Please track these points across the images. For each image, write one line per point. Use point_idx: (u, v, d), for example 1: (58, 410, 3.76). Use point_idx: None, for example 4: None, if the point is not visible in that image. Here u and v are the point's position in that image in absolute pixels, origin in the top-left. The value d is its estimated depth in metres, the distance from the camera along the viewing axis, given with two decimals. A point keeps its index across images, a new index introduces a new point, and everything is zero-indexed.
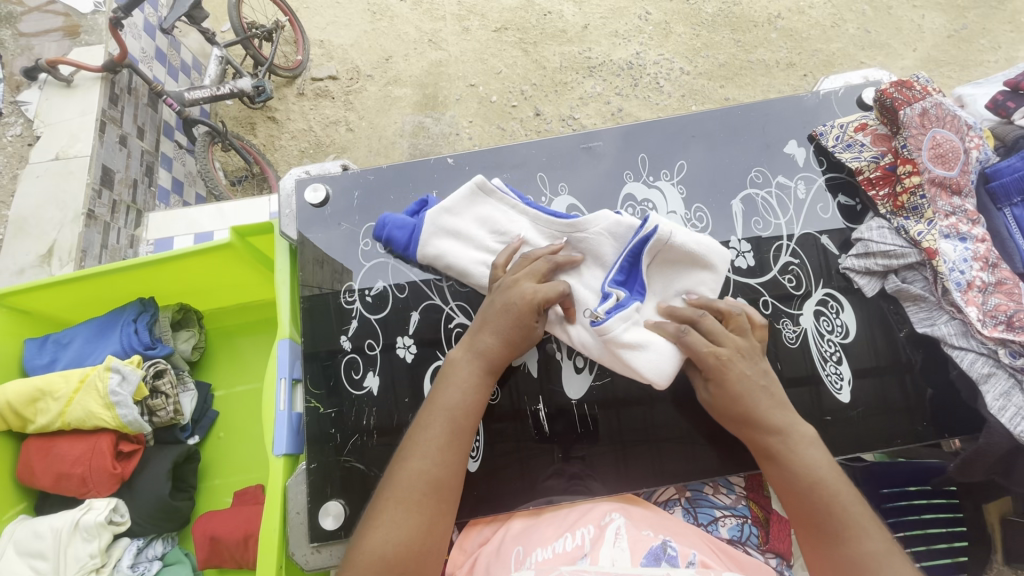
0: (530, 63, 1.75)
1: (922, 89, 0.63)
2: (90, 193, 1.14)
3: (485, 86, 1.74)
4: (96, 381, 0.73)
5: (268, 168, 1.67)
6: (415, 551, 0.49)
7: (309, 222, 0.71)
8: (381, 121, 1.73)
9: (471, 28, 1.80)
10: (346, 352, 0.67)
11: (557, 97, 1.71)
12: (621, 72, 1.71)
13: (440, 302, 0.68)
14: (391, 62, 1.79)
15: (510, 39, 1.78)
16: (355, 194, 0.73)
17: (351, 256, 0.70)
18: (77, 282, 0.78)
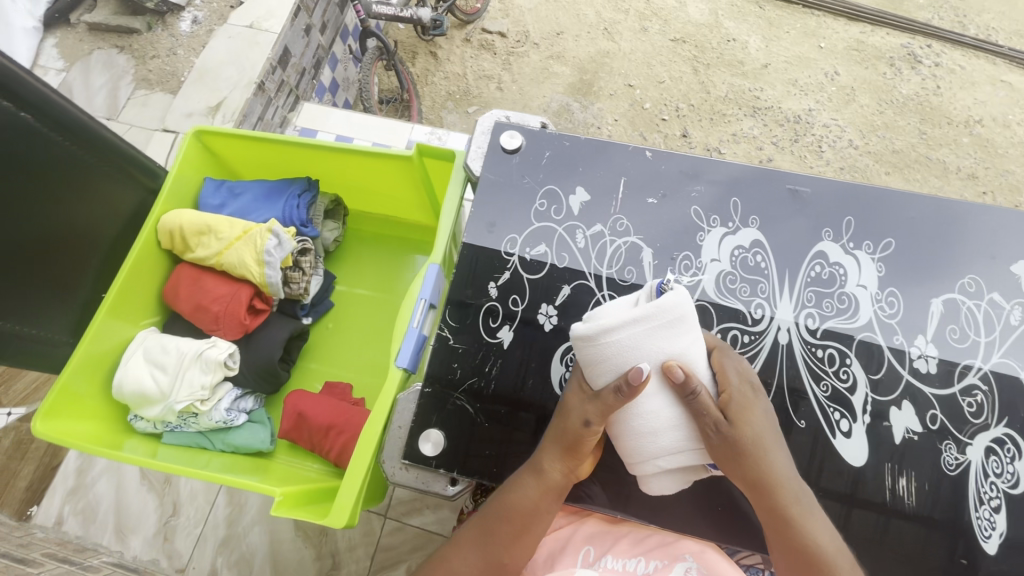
0: (697, 83, 2.12)
1: None
2: (267, 67, 1.22)
3: (640, 91, 2.12)
4: (256, 237, 0.77)
5: (412, 90, 1.82)
6: (521, 515, 0.55)
7: (496, 166, 0.72)
8: (531, 91, 2.13)
9: (648, 30, 2.22)
10: (489, 298, 0.67)
11: (711, 125, 2.05)
12: (786, 122, 2.03)
13: (594, 286, 0.67)
14: (561, 37, 2.21)
15: (681, 58, 2.16)
16: (546, 154, 0.72)
17: (523, 212, 0.70)
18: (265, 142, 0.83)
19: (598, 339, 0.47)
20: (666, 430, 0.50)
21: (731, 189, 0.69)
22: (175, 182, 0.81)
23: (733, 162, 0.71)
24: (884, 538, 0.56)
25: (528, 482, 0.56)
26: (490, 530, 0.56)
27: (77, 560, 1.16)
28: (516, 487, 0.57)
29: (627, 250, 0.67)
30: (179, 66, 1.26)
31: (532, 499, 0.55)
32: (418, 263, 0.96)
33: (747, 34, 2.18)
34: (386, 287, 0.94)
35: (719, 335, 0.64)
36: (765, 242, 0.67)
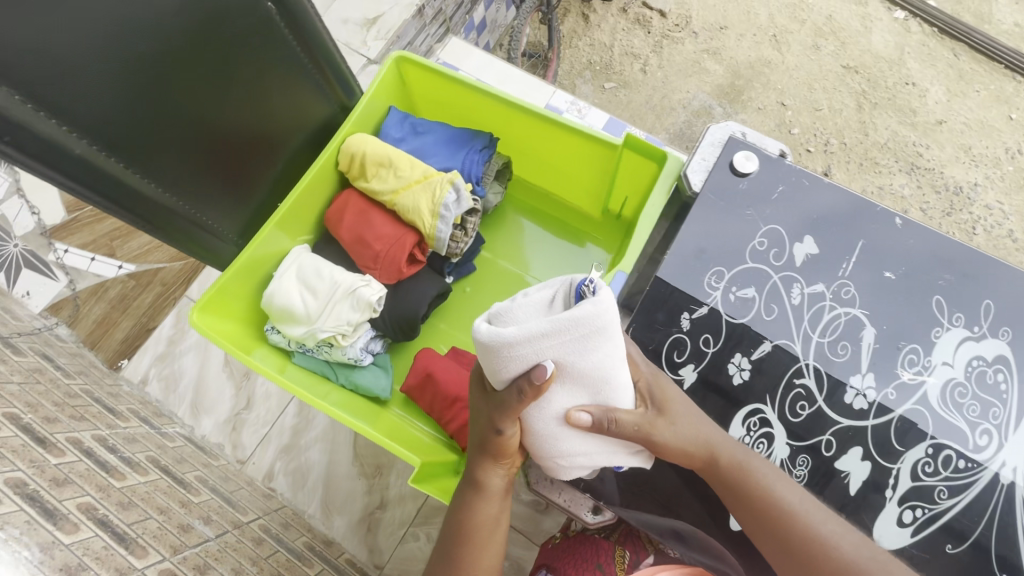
0: (858, 120, 1.92)
1: None
2: None
3: (792, 112, 1.94)
4: (436, 186, 0.73)
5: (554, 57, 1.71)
6: (471, 524, 0.63)
7: (719, 187, 0.65)
8: (675, 82, 1.99)
9: (820, 48, 2.00)
10: (679, 330, 0.61)
11: (859, 170, 1.87)
12: (944, 190, 1.83)
13: (799, 351, 0.60)
14: (723, 33, 2.03)
15: (849, 88, 1.95)
16: (777, 188, 0.64)
17: (737, 246, 0.63)
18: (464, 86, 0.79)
19: (503, 347, 0.47)
20: (562, 437, 0.55)
21: (987, 288, 0.60)
22: (367, 106, 0.79)
23: (992, 258, 0.61)
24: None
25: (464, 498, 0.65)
26: (450, 545, 0.64)
27: (155, 424, 1.21)
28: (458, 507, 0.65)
29: (846, 323, 0.60)
30: None
31: (479, 512, 0.63)
32: (568, 250, 0.91)
33: (930, 83, 1.95)
34: (529, 267, 0.90)
35: (931, 450, 0.56)
36: (1011, 361, 0.58)
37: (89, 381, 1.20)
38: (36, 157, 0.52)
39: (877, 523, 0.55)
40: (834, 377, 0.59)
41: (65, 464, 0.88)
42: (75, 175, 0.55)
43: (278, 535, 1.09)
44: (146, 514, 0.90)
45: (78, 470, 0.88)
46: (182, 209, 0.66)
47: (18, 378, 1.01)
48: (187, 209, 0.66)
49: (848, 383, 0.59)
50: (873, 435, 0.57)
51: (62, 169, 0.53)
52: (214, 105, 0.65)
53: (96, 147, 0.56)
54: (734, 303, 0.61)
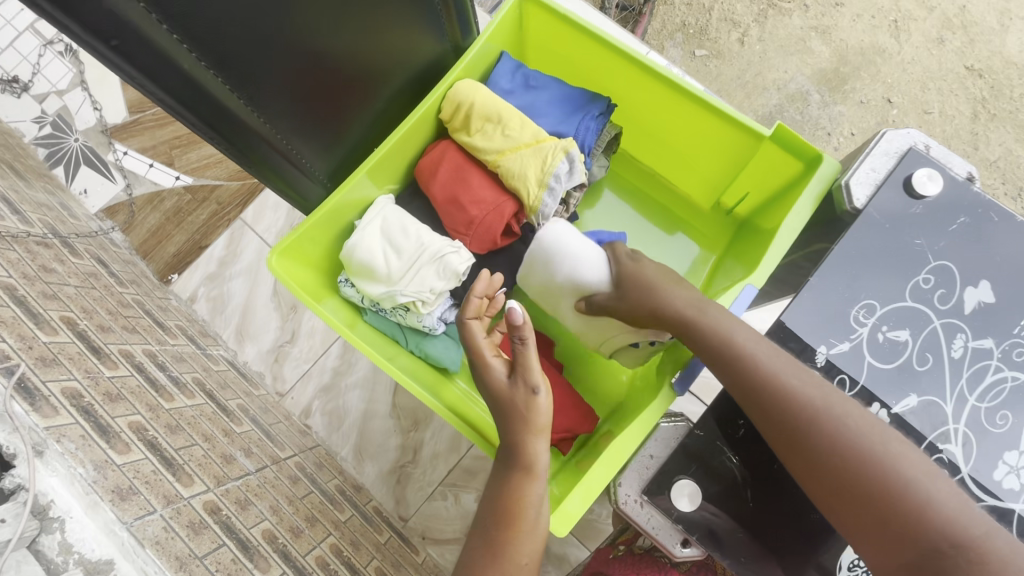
0: (970, 132, 1.73)
1: None
2: None
3: (896, 111, 1.75)
4: (548, 153, 0.66)
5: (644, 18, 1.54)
6: (512, 500, 0.54)
7: (888, 206, 0.56)
8: (773, 60, 1.79)
9: (944, 43, 1.77)
10: (813, 365, 0.55)
11: None
12: None
13: (949, 413, 0.53)
14: (838, 10, 1.80)
15: (967, 94, 1.74)
16: (960, 219, 0.55)
17: (899, 280, 0.55)
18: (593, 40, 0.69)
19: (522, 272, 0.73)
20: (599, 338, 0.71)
21: None
22: (480, 48, 0.70)
23: None
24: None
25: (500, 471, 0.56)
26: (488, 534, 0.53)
27: (201, 344, 1.19)
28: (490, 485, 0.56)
29: (1011, 392, 0.53)
30: None
31: (518, 487, 0.54)
32: (667, 240, 0.84)
33: None
34: None
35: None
36: None
37: (140, 291, 1.17)
38: (143, 69, 0.45)
39: None
40: (984, 449, 0.52)
41: (118, 377, 0.82)
42: (179, 95, 0.49)
43: (313, 475, 1.08)
44: (193, 441, 0.84)
45: (130, 386, 0.82)
46: (277, 142, 0.60)
47: (75, 281, 0.97)
48: (282, 143, 0.61)
49: (999, 460, 0.52)
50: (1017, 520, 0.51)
51: (169, 88, 0.47)
52: (328, 31, 0.57)
53: (204, 64, 0.49)
54: (880, 345, 0.54)
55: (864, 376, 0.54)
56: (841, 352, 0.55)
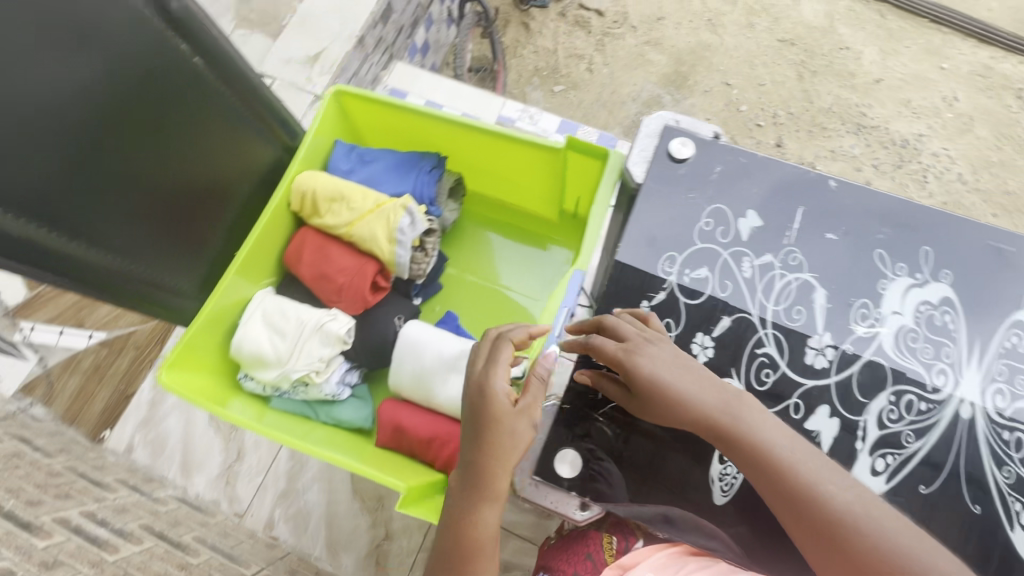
0: (803, 91, 2.01)
1: None
2: (369, 24, 1.37)
3: (737, 92, 2.00)
4: (389, 214, 0.75)
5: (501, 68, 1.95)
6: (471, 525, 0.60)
7: (658, 172, 0.68)
8: (622, 75, 2.03)
9: (755, 25, 2.07)
10: (642, 319, 0.66)
11: (810, 137, 1.96)
12: (894, 146, 1.94)
13: (756, 323, 0.65)
14: (660, 24, 2.09)
15: (790, 60, 2.03)
16: (716, 167, 0.68)
17: (687, 230, 0.67)
18: (403, 110, 0.81)
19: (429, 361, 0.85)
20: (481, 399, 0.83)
21: (924, 236, 0.67)
22: (313, 142, 0.80)
23: (932, 209, 0.69)
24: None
25: (467, 486, 0.60)
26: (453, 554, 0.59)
27: (146, 491, 1.17)
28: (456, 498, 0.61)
29: (798, 288, 0.65)
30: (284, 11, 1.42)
31: (479, 516, 0.60)
32: (532, 253, 0.93)
33: (862, 45, 2.05)
34: (496, 278, 0.93)
35: (893, 397, 0.64)
36: (955, 299, 0.65)
37: (70, 458, 1.15)
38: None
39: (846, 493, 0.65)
40: (791, 339, 0.65)
41: (53, 544, 0.81)
42: (28, 259, 0.62)
43: None
44: None
45: (68, 549, 0.81)
46: (134, 272, 0.74)
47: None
48: (139, 274, 0.75)
49: (805, 346, 0.64)
50: (836, 389, 0.64)
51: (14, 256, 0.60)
52: (148, 174, 0.73)
53: (43, 229, 0.63)
54: (688, 283, 0.66)
55: (684, 314, 0.65)
56: (659, 298, 0.66)
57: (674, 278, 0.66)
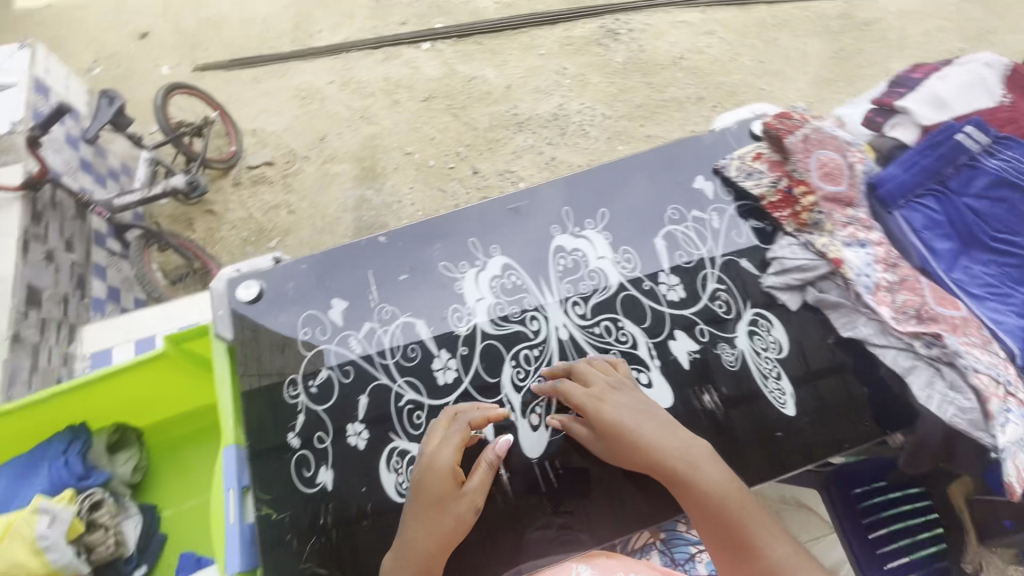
0: (463, 125, 2.61)
1: (798, 118, 1.31)
2: (16, 317, 1.53)
3: (419, 155, 2.54)
4: (22, 528, 1.21)
5: (209, 262, 2.12)
6: (429, 559, 1.00)
7: (253, 310, 1.23)
8: (324, 198, 2.45)
9: (399, 100, 2.69)
10: (297, 450, 1.13)
11: (493, 153, 2.54)
12: (548, 124, 2.59)
13: (388, 381, 1.18)
14: (326, 141, 2.59)
15: (441, 109, 2.65)
16: (289, 285, 1.25)
17: (296, 341, 1.21)
18: (48, 403, 1.34)
19: None
20: None
21: (467, 235, 1.30)
22: None
23: (471, 216, 1.31)
24: (698, 425, 1.15)
25: (424, 527, 1.01)
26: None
27: None
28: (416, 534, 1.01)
29: (401, 327, 1.22)
30: None
31: (428, 560, 1.00)
32: (206, 453, 1.56)
33: (480, 70, 2.76)
34: (195, 496, 1.53)
35: (516, 356, 1.21)
36: (509, 263, 1.27)
37: None
38: None
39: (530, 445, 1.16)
40: (413, 380, 1.19)
41: None
42: None
43: None
44: None
45: None
46: None
47: None
48: None
49: (437, 367, 1.20)
50: (472, 380, 1.19)
51: None
52: None
53: None
54: (328, 359, 1.20)
55: (337, 403, 1.17)
56: (316, 388, 1.18)
57: (309, 396, 1.17)
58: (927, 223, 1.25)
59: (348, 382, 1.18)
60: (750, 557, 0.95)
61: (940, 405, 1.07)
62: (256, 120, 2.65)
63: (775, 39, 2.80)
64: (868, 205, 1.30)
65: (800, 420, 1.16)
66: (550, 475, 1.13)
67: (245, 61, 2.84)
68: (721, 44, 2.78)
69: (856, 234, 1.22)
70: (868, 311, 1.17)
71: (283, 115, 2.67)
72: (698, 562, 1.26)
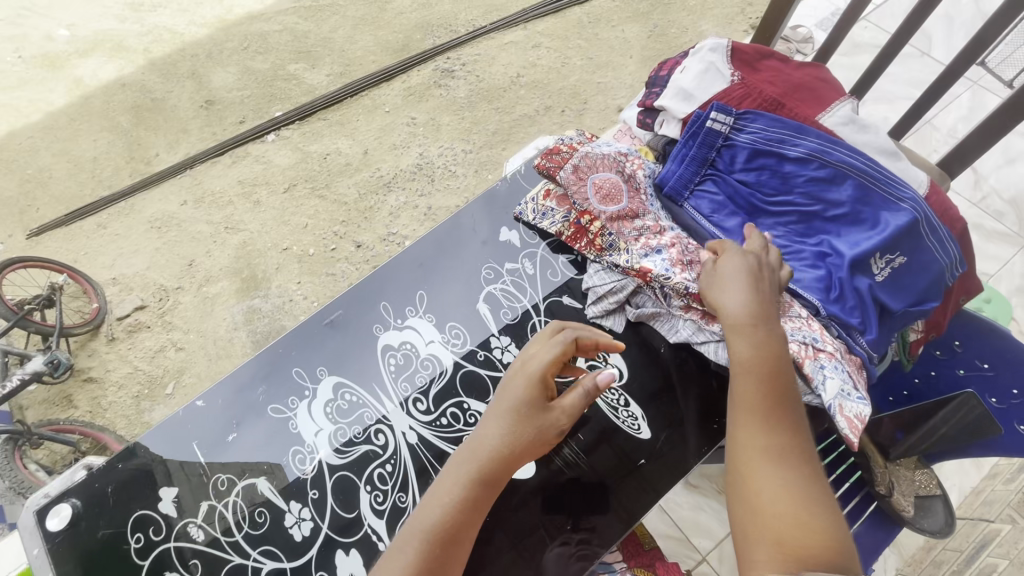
0: (332, 203, 2.56)
1: (564, 150, 1.27)
2: None
3: (296, 246, 2.46)
4: None
5: (99, 436, 1.92)
6: (500, 452, 0.91)
7: (59, 542, 1.03)
8: (211, 324, 2.31)
9: (259, 198, 2.60)
10: None
11: (370, 221, 2.50)
12: (415, 176, 2.59)
13: (243, 557, 1.07)
14: (196, 264, 2.46)
15: (305, 194, 2.59)
16: (110, 487, 1.09)
17: (132, 551, 1.06)
18: None
19: None
20: None
21: (295, 365, 1.24)
22: None
23: (289, 347, 1.25)
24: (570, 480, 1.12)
25: (487, 437, 0.92)
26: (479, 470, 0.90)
27: None
28: (495, 432, 0.92)
29: (244, 488, 1.12)
30: None
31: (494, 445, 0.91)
32: None
33: (334, 144, 2.73)
34: None
35: (369, 478, 1.14)
36: (340, 380, 1.23)
37: None
38: None
39: None
40: (269, 544, 1.08)
41: None
42: None
43: None
44: None
45: None
46: None
47: None
48: None
49: (290, 521, 1.10)
50: (329, 523, 1.10)
51: None
52: None
53: None
54: (171, 559, 1.06)
55: None
56: None
57: None
58: (715, 207, 1.16)
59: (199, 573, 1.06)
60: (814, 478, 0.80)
61: None
62: (113, 267, 2.48)
63: (596, 34, 2.97)
64: (659, 205, 1.23)
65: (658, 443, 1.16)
66: None
67: (83, 210, 2.65)
68: (550, 52, 2.92)
69: (649, 242, 1.17)
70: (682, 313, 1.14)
71: (142, 252, 2.51)
72: None
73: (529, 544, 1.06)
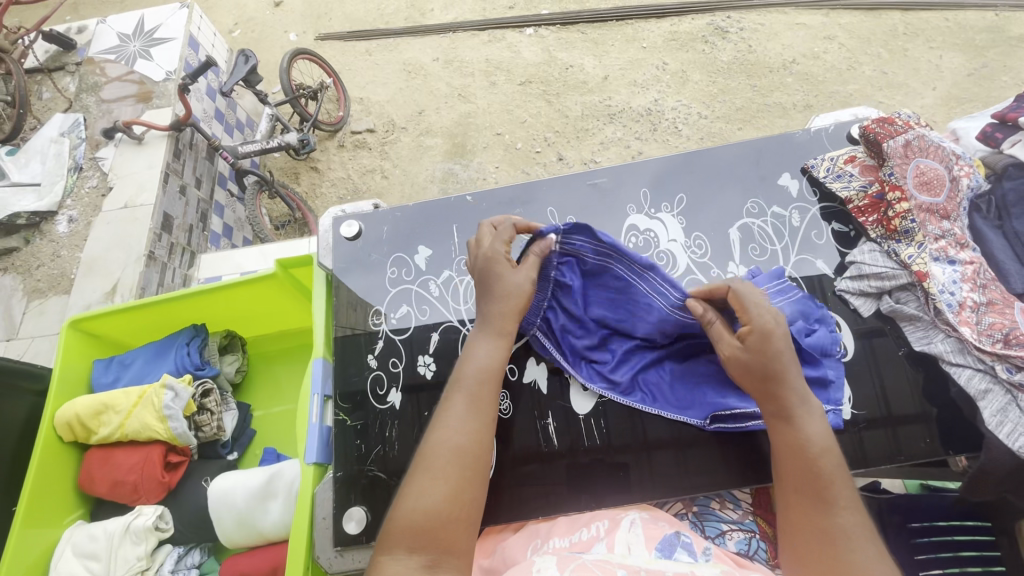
0: (555, 111, 2.65)
1: (901, 125, 1.09)
2: (153, 238, 1.78)
3: (508, 136, 2.62)
4: (152, 397, 1.25)
5: (307, 214, 2.36)
6: (435, 508, 0.80)
7: (343, 246, 1.28)
8: (416, 168, 2.60)
9: (496, 81, 2.78)
10: (375, 368, 1.19)
11: (580, 142, 2.56)
12: (640, 119, 2.56)
13: (458, 325, 1.21)
14: (424, 114, 2.73)
15: (535, 94, 2.71)
16: (384, 227, 1.30)
17: (382, 279, 1.26)
18: (186, 301, 1.37)
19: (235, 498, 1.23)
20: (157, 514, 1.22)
21: (545, 205, 1.28)
22: (73, 375, 1.33)
23: (539, 186, 1.30)
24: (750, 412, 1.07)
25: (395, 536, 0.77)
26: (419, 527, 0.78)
27: None
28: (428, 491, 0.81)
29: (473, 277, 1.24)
30: (65, 265, 1.81)
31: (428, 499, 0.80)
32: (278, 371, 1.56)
33: (580, 59, 2.77)
34: (290, 400, 1.53)
35: None
36: None
37: None
38: None
39: (576, 400, 1.12)
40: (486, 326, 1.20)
41: None
42: None
43: None
44: None
45: None
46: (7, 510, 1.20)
47: None
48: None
49: None
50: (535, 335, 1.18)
51: None
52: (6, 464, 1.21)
53: None
54: (405, 300, 1.24)
55: (408, 337, 1.21)
56: (399, 320, 1.23)
57: (388, 326, 1.22)
58: None
59: (426, 319, 1.23)
60: (827, 502, 0.80)
61: (1007, 432, 0.91)
62: (363, 90, 2.86)
63: (905, 49, 2.57)
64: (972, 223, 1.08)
65: (857, 427, 1.04)
66: (557, 434, 1.10)
67: (361, 34, 3.04)
68: (840, 50, 2.61)
69: (946, 249, 1.01)
70: (947, 327, 1.00)
71: (389, 87, 2.85)
72: (727, 541, 0.95)
73: (681, 439, 1.06)
